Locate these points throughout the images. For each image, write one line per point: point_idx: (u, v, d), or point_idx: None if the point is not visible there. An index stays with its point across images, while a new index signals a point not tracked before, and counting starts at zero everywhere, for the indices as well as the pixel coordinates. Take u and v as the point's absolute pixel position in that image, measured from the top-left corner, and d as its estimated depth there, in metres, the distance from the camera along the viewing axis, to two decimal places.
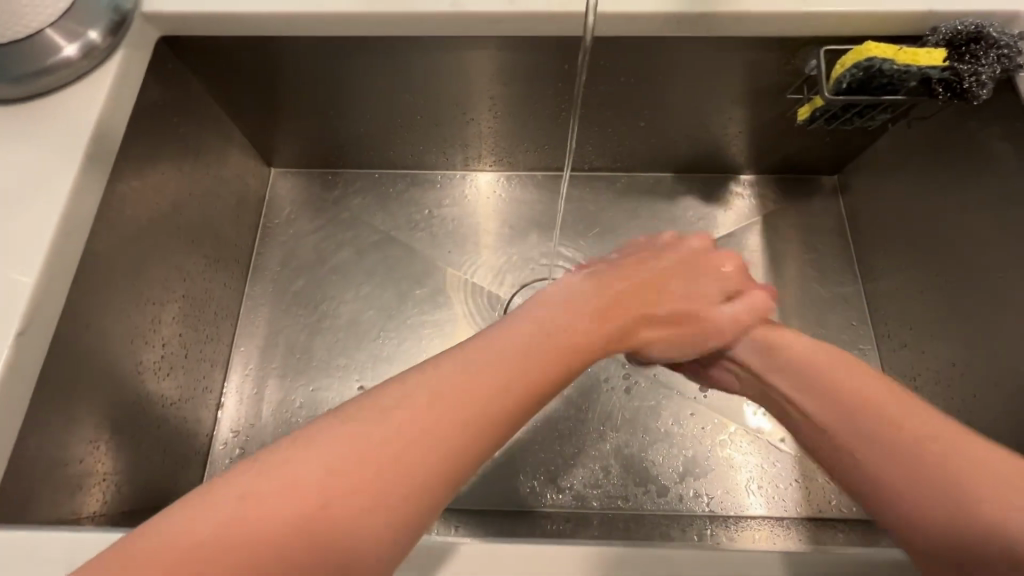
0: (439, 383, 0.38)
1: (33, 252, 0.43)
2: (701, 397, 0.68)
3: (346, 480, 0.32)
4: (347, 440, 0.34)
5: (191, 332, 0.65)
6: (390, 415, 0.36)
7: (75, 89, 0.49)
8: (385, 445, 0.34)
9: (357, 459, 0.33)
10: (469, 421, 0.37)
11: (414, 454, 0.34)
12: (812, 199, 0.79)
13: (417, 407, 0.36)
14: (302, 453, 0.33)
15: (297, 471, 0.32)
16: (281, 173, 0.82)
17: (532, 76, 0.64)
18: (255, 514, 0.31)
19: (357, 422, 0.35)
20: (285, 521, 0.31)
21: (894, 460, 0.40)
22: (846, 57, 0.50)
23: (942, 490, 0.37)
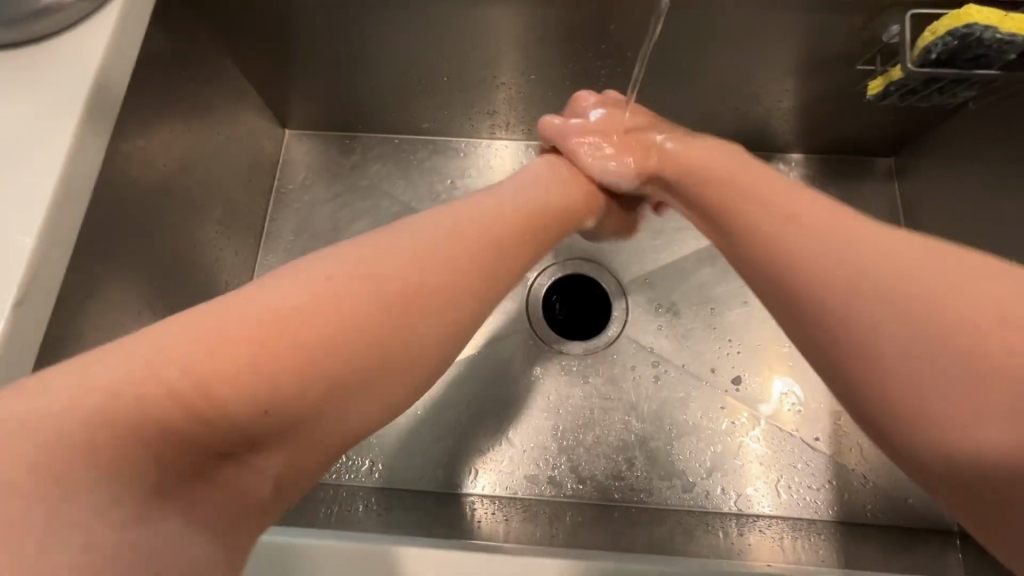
0: (417, 242, 0.34)
1: (33, 212, 0.39)
2: (732, 389, 0.65)
3: (338, 319, 0.29)
4: (322, 282, 0.30)
5: (200, 302, 0.62)
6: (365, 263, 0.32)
7: (71, 34, 0.44)
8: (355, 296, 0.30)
9: (316, 305, 0.29)
10: (439, 287, 0.33)
11: (380, 308, 0.31)
12: (864, 184, 0.73)
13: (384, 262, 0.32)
14: (254, 299, 0.28)
15: (274, 301, 0.28)
16: (296, 135, 0.77)
17: (571, 35, 0.59)
18: (212, 360, 0.26)
19: (315, 270, 0.31)
20: (245, 366, 0.26)
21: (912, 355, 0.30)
22: (940, 23, 0.44)
23: (964, 372, 0.28)
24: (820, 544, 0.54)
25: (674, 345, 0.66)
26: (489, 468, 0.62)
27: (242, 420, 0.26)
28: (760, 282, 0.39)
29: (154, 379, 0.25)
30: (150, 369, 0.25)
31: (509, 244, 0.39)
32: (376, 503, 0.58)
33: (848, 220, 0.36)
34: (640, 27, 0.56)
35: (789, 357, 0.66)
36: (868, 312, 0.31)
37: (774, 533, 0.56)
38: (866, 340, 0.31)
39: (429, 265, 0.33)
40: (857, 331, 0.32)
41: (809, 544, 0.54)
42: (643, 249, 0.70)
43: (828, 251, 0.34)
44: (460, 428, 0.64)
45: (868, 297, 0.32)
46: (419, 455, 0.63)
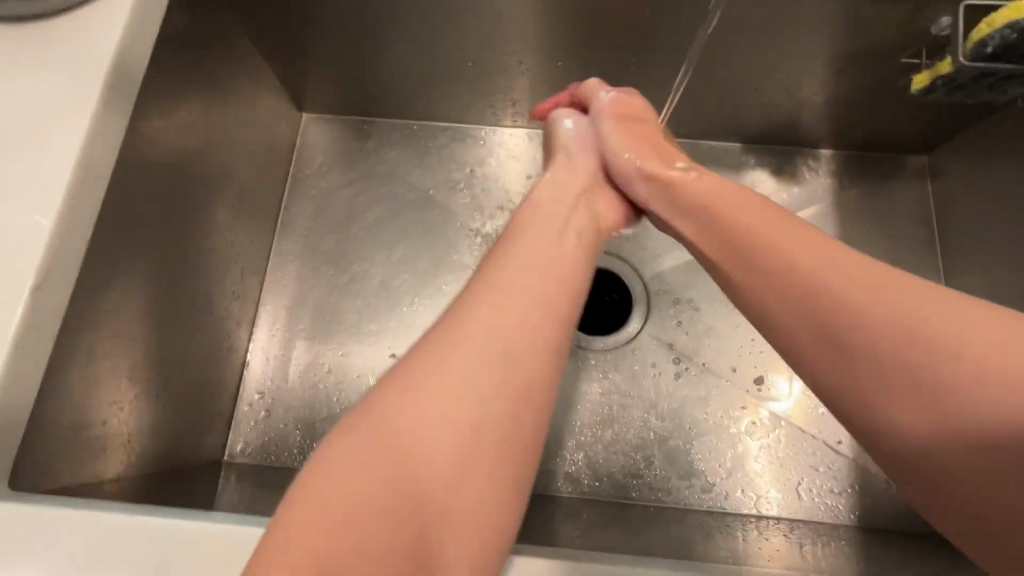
0: (495, 318, 0.34)
1: (53, 191, 0.38)
2: (754, 388, 0.64)
3: (439, 433, 0.30)
4: (409, 399, 0.31)
5: (215, 288, 0.61)
6: (448, 361, 0.32)
7: (91, 10, 0.43)
8: (446, 383, 0.32)
9: (422, 410, 0.31)
10: (524, 336, 0.34)
11: (473, 380, 0.32)
12: (895, 182, 0.71)
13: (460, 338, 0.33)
14: (364, 429, 0.30)
15: (379, 440, 0.30)
16: (312, 119, 0.76)
17: (602, 22, 0.57)
18: (361, 492, 0.28)
19: (401, 386, 0.31)
20: (389, 486, 0.29)
21: (900, 359, 0.32)
22: (998, 16, 0.42)
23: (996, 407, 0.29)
24: (842, 549, 0.53)
25: (695, 342, 0.65)
26: None
27: (400, 538, 0.28)
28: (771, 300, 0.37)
29: (322, 527, 0.27)
30: (317, 526, 0.27)
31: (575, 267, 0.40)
32: None
33: (829, 246, 0.37)
34: (697, 10, 0.54)
35: None
36: (854, 328, 0.34)
37: (796, 537, 0.55)
38: (895, 369, 0.32)
39: (506, 323, 0.34)
40: (863, 357, 0.33)
41: (831, 548, 0.53)
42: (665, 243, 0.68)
43: (855, 283, 0.35)
44: None
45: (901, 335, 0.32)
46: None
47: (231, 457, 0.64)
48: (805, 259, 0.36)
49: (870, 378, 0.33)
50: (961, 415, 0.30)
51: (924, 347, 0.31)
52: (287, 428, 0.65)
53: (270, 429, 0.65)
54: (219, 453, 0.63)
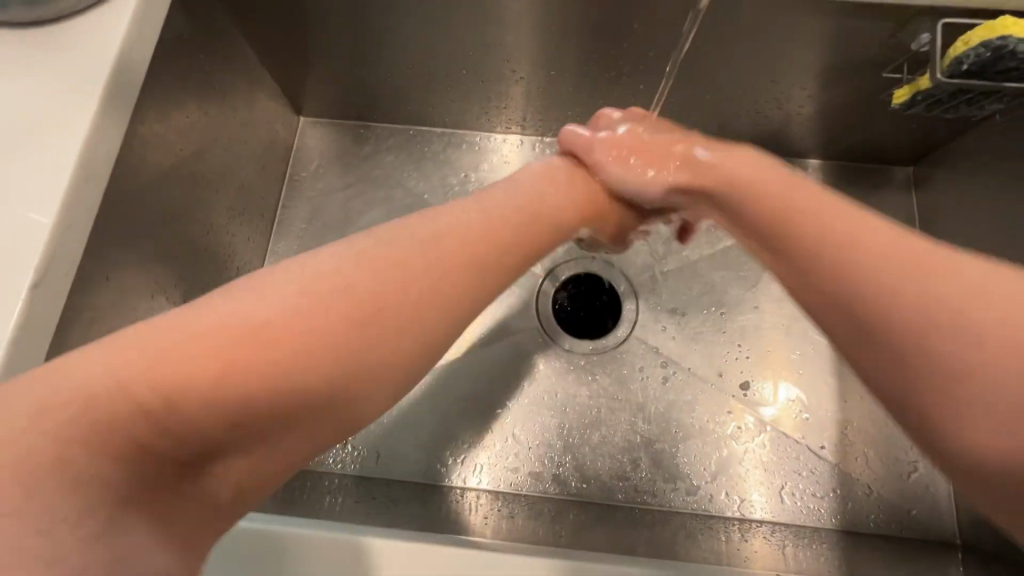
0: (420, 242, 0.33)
1: (53, 190, 0.39)
2: (740, 394, 0.65)
3: (326, 327, 0.28)
4: (302, 282, 0.29)
5: (211, 288, 0.62)
6: (356, 266, 0.31)
7: (94, 16, 0.44)
8: (317, 299, 0.29)
9: (268, 323, 0.27)
10: (452, 268, 0.33)
11: (336, 323, 0.28)
12: (882, 193, 0.72)
13: (341, 272, 0.30)
14: (246, 292, 0.28)
15: (252, 307, 0.27)
16: (310, 123, 0.77)
17: (593, 32, 0.58)
18: (168, 376, 0.25)
19: (299, 277, 0.29)
20: (222, 360, 0.26)
21: (922, 336, 0.29)
22: (973, 34, 0.43)
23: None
24: (824, 552, 0.54)
25: (682, 347, 0.66)
26: (493, 463, 0.63)
27: (239, 409, 0.26)
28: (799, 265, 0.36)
29: (115, 385, 0.25)
30: (109, 388, 0.24)
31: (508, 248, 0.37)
32: (374, 494, 0.57)
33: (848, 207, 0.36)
34: (675, 27, 0.55)
35: (796, 364, 0.66)
36: (848, 295, 0.32)
37: (777, 540, 0.56)
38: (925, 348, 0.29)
39: (425, 256, 0.32)
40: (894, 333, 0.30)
41: (812, 551, 0.54)
42: (655, 249, 0.69)
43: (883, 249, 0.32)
44: (457, 421, 0.64)
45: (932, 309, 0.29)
46: (414, 445, 0.64)
47: None
48: (805, 205, 0.37)
49: (891, 352, 0.30)
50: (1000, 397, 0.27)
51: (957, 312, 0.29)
52: None
53: None
54: None
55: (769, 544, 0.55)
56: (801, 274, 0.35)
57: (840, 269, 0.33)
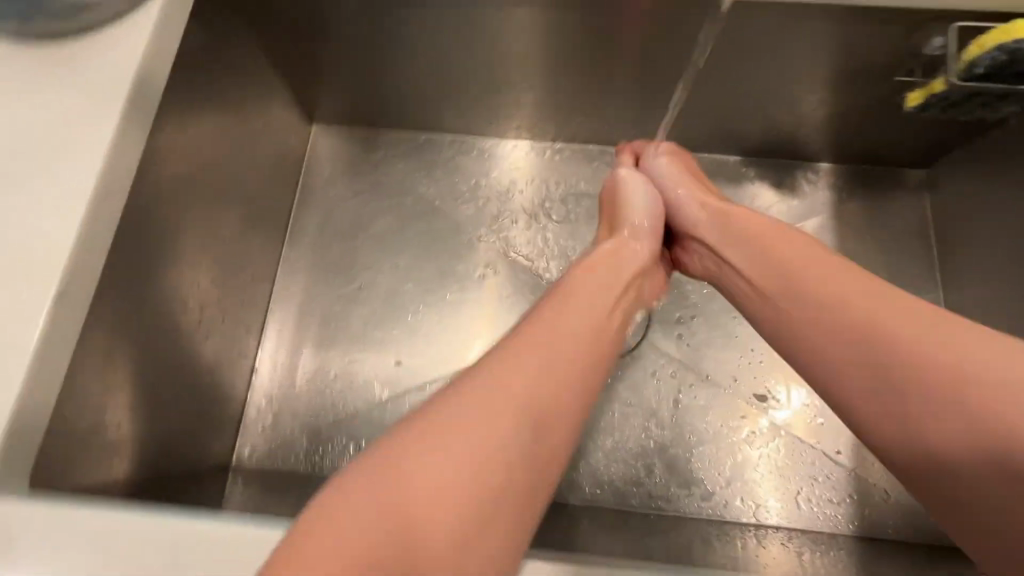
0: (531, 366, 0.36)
1: (78, 201, 0.40)
2: (754, 400, 0.64)
3: (472, 481, 0.31)
4: (440, 430, 0.32)
5: (226, 295, 0.63)
6: (479, 404, 0.33)
7: (116, 29, 0.45)
8: (460, 451, 0.32)
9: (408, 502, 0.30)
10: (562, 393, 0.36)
11: (462, 488, 0.31)
12: (893, 196, 0.72)
13: (448, 430, 0.32)
14: (393, 458, 0.31)
15: (402, 479, 0.30)
16: (322, 131, 0.77)
17: (604, 40, 0.58)
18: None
19: (442, 424, 0.32)
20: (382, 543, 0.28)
21: (893, 376, 0.35)
22: (987, 37, 0.43)
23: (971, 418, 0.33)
24: (842, 560, 0.54)
25: (695, 353, 0.66)
26: None
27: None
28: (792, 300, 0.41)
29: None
30: None
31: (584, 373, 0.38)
32: None
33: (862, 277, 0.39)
34: (684, 36, 0.56)
35: None
36: (830, 317, 0.38)
37: (794, 547, 0.55)
38: (881, 361, 0.36)
39: (538, 393, 0.35)
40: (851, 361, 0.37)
41: (830, 559, 0.53)
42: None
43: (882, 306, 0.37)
44: None
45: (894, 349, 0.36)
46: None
47: (238, 462, 0.65)
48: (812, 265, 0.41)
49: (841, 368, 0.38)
50: (926, 422, 0.34)
51: (909, 362, 0.35)
52: (293, 433, 0.66)
53: (276, 434, 0.66)
54: (227, 458, 0.65)
55: (788, 551, 0.54)
56: (785, 311, 0.41)
57: (836, 311, 0.38)
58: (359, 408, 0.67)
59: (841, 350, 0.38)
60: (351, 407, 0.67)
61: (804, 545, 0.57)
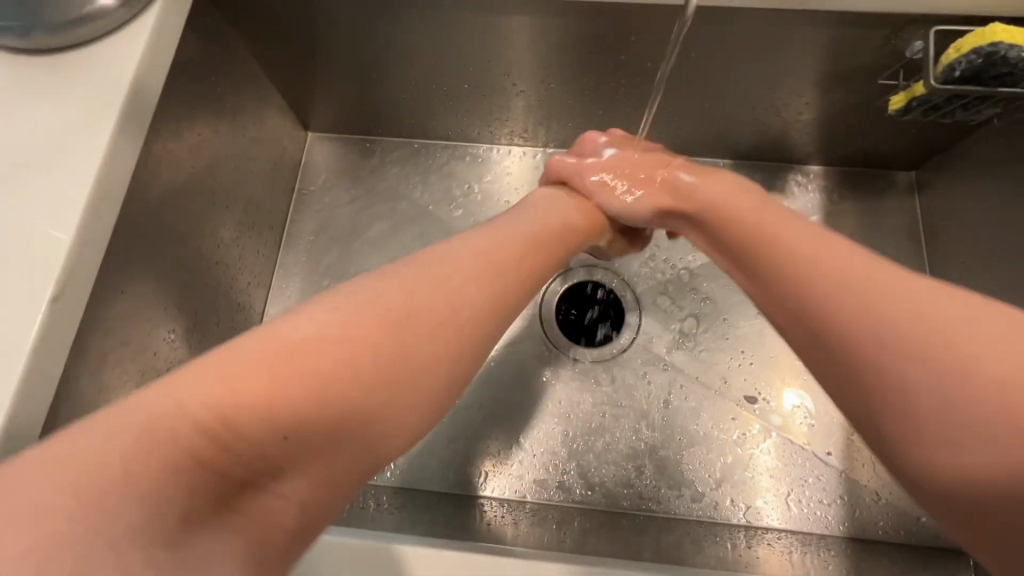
0: (467, 263, 0.36)
1: (73, 209, 0.41)
2: (745, 402, 0.65)
3: (392, 354, 0.30)
4: (359, 303, 0.31)
5: (224, 300, 0.64)
6: (406, 288, 0.32)
7: (111, 42, 0.46)
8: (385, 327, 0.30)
9: (314, 358, 0.28)
10: (492, 295, 0.36)
11: (379, 355, 0.29)
12: (884, 198, 0.72)
13: (367, 315, 0.30)
14: (305, 321, 0.29)
15: (320, 333, 0.29)
16: (318, 138, 0.79)
17: (590, 47, 0.59)
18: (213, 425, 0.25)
19: (367, 301, 0.31)
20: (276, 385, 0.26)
21: (896, 352, 0.31)
22: (966, 40, 0.44)
23: (991, 409, 0.28)
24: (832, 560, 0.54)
25: (686, 354, 0.66)
26: (497, 470, 0.63)
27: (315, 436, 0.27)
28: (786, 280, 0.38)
29: (172, 417, 0.25)
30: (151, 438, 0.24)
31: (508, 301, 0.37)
32: (386, 502, 0.58)
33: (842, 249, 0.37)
34: (665, 43, 0.56)
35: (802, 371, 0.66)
36: (822, 299, 0.35)
37: (783, 547, 0.56)
38: (876, 347, 0.32)
39: (475, 285, 0.35)
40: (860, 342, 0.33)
41: (818, 559, 0.53)
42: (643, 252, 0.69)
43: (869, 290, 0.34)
44: (461, 431, 0.65)
45: (893, 328, 0.32)
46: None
47: None
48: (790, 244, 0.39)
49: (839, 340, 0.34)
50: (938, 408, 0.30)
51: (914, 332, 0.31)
52: None
53: None
54: None
55: (779, 553, 0.54)
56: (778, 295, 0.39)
57: (816, 282, 0.36)
58: None
59: (828, 331, 0.35)
60: None
61: (795, 547, 0.57)
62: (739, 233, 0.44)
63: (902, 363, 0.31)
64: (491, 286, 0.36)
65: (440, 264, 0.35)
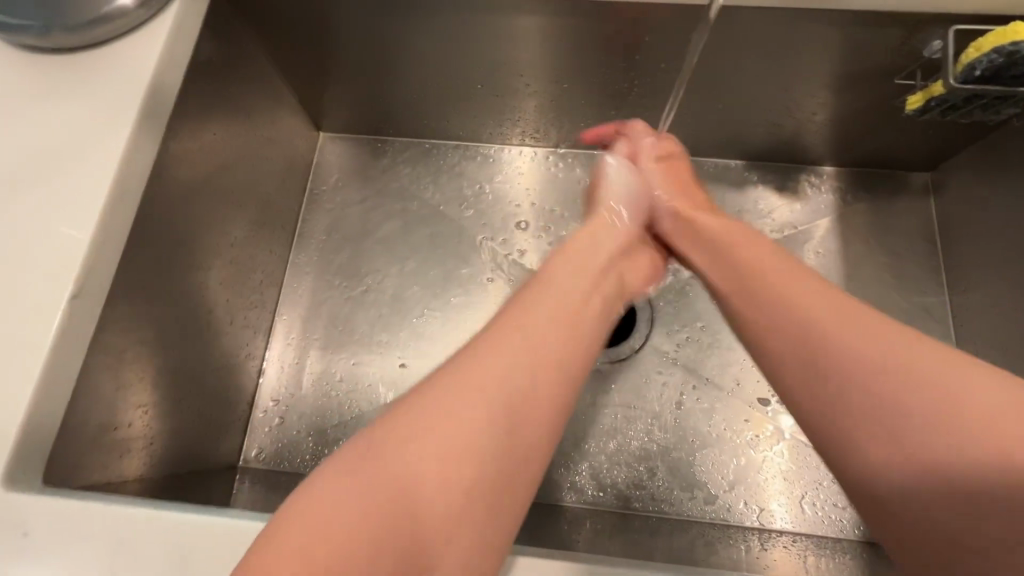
0: (519, 347, 0.37)
1: (92, 208, 0.41)
2: (759, 404, 0.64)
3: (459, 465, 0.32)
4: (421, 419, 0.34)
5: (236, 299, 0.64)
6: (462, 389, 0.35)
7: (129, 41, 0.46)
8: (446, 441, 0.33)
9: (390, 483, 0.32)
10: (549, 373, 0.37)
11: (448, 468, 0.32)
12: (898, 199, 0.71)
13: (428, 433, 0.33)
14: (377, 444, 0.33)
15: (393, 459, 0.32)
16: (330, 138, 0.79)
17: (603, 47, 0.59)
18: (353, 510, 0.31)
19: (427, 417, 0.34)
20: (362, 514, 0.31)
21: (822, 346, 0.37)
22: (986, 40, 0.44)
23: (911, 410, 0.32)
24: (847, 562, 0.53)
25: (699, 355, 0.66)
26: None
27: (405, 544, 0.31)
28: (751, 278, 0.44)
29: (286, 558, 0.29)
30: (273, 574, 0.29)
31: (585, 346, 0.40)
32: None
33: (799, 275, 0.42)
34: (680, 42, 0.56)
35: None
36: (780, 294, 0.41)
37: (798, 550, 0.55)
38: (814, 341, 0.37)
39: (528, 375, 0.36)
40: (804, 334, 0.38)
41: (834, 561, 0.53)
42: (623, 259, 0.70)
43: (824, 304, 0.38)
44: None
45: (831, 333, 0.37)
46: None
47: (246, 462, 0.66)
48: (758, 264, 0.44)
49: (786, 330, 0.39)
50: (856, 403, 0.34)
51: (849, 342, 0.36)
52: (300, 435, 0.67)
53: (284, 435, 0.67)
54: (235, 458, 0.66)
55: (795, 556, 0.54)
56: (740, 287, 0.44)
57: (771, 284, 0.42)
58: (365, 411, 0.67)
59: (778, 322, 0.40)
60: (357, 411, 0.67)
61: (811, 550, 0.56)
62: (733, 270, 0.46)
63: (829, 359, 0.36)
64: (566, 322, 0.40)
65: (516, 313, 0.39)
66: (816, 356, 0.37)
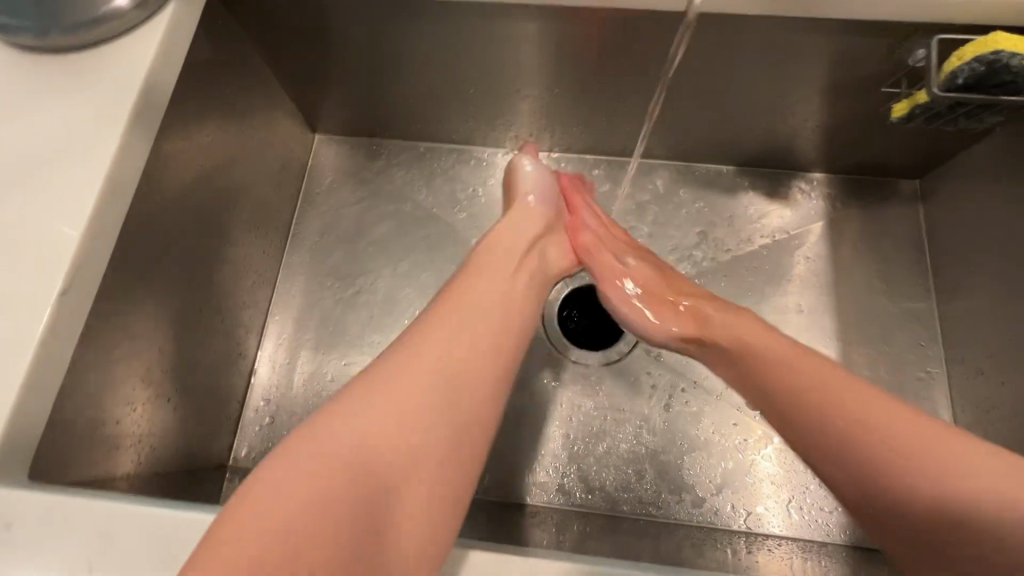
0: (448, 343, 0.41)
1: (84, 206, 0.42)
2: (748, 408, 0.64)
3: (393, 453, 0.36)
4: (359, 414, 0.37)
5: (228, 298, 0.65)
6: (394, 385, 0.38)
7: (124, 42, 0.47)
8: (382, 431, 0.36)
9: (332, 473, 0.34)
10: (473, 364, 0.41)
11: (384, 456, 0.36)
12: (888, 205, 0.72)
13: (365, 427, 0.36)
14: (318, 441, 0.35)
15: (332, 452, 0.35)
16: (325, 140, 0.80)
17: (595, 53, 0.60)
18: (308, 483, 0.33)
19: (362, 413, 0.37)
20: (307, 504, 0.32)
21: (862, 434, 0.40)
22: (967, 49, 0.44)
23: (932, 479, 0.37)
24: (833, 566, 0.53)
25: (688, 359, 0.67)
26: (497, 473, 0.63)
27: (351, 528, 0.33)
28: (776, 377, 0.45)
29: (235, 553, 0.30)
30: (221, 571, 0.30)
31: (511, 335, 0.45)
32: None
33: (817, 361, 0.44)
34: (670, 49, 0.57)
35: None
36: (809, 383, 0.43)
37: (784, 553, 0.55)
38: (851, 425, 0.40)
39: (454, 368, 0.41)
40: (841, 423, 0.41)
41: (820, 564, 0.53)
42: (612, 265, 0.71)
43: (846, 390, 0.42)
44: None
45: (868, 421, 0.40)
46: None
47: (236, 461, 0.66)
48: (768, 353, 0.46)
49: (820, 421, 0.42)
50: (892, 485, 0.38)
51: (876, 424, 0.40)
52: None
53: (274, 435, 0.67)
54: (225, 457, 0.66)
55: (782, 560, 0.54)
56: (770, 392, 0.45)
57: (806, 382, 0.43)
58: None
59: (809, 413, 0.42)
60: None
61: (798, 554, 0.56)
62: (756, 363, 0.47)
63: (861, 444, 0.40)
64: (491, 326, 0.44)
65: (438, 318, 0.43)
66: (855, 438, 0.40)
